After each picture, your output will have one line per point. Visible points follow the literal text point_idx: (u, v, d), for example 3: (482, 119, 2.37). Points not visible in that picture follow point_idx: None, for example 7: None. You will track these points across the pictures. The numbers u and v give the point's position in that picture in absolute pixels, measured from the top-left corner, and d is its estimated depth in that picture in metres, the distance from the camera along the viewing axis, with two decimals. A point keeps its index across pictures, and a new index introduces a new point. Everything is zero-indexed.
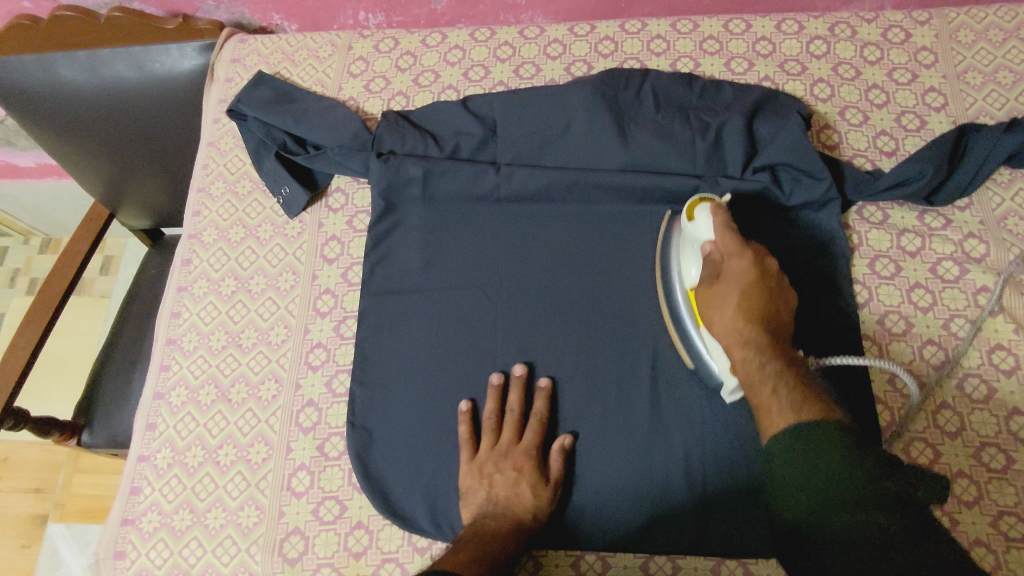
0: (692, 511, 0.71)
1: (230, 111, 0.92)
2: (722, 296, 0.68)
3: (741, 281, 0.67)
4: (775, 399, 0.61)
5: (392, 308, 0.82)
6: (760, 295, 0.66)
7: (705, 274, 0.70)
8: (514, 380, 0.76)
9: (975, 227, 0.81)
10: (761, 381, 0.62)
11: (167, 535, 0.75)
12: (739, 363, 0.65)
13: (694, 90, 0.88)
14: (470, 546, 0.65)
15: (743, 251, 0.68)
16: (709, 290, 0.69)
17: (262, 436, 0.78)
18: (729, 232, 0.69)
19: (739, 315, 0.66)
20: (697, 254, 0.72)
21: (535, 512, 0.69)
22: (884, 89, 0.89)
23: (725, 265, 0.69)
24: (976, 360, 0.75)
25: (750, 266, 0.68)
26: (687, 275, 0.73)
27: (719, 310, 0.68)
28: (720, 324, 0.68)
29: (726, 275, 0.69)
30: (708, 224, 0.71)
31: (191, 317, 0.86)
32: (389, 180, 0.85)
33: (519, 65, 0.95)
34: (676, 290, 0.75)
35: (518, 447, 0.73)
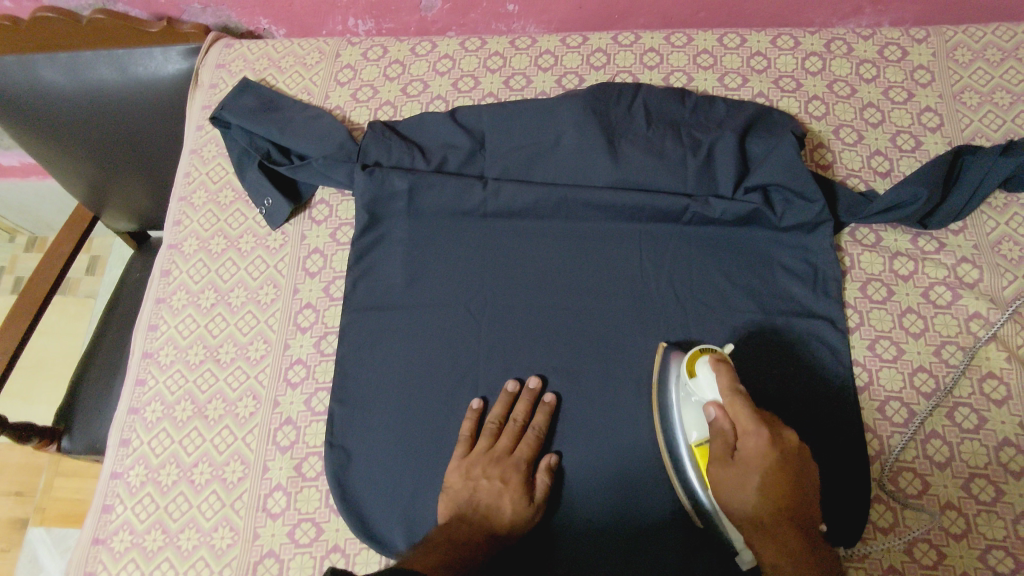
0: (675, 540, 0.70)
1: (212, 118, 0.90)
2: (737, 480, 0.62)
3: (758, 466, 0.61)
4: None
5: (373, 325, 0.80)
6: (782, 481, 0.60)
7: (715, 447, 0.65)
8: (525, 392, 0.75)
9: (968, 252, 0.80)
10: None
11: (138, 555, 0.73)
12: (768, 569, 0.59)
13: (686, 106, 0.86)
14: (436, 550, 0.64)
15: (758, 425, 0.62)
16: (725, 470, 0.63)
17: (239, 455, 0.76)
18: (740, 402, 0.63)
19: (757, 499, 0.61)
20: (703, 415, 0.67)
21: (509, 527, 0.68)
22: (879, 108, 0.88)
23: (739, 442, 0.63)
24: (967, 389, 0.74)
25: (768, 446, 0.61)
26: (689, 437, 0.68)
27: (737, 497, 0.62)
28: (739, 513, 0.62)
29: (742, 456, 0.63)
30: (713, 383, 0.65)
31: (169, 330, 0.84)
32: (373, 193, 0.83)
33: (509, 76, 0.93)
34: (679, 444, 0.69)
35: (510, 458, 0.71)
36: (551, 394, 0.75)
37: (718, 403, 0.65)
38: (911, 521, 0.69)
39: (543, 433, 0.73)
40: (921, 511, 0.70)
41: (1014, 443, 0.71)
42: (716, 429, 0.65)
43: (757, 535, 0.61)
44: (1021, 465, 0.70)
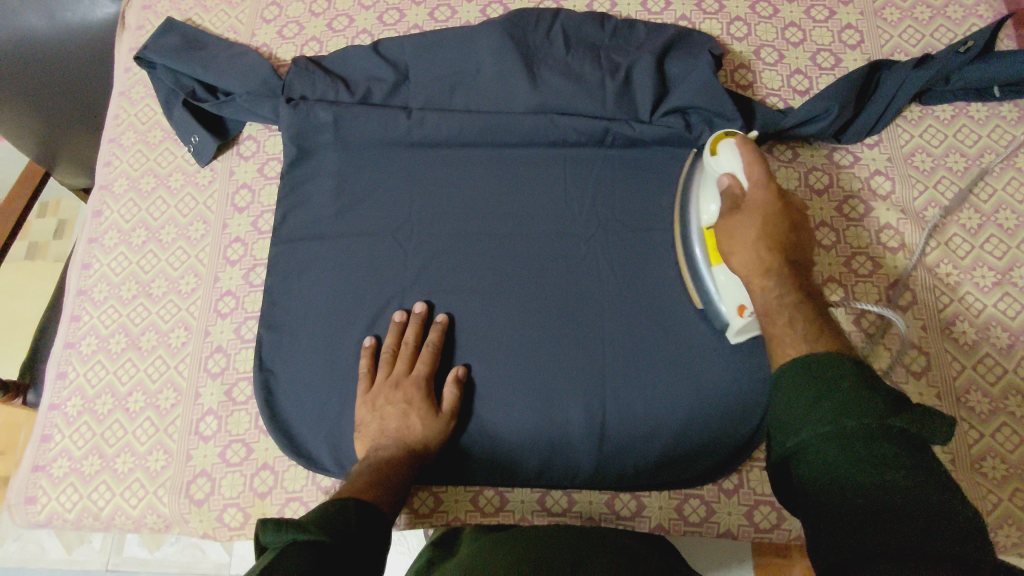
0: (589, 450, 0.72)
1: (136, 58, 0.90)
2: (743, 225, 0.63)
3: (764, 211, 0.62)
4: (789, 332, 0.58)
5: (299, 255, 0.82)
6: (779, 223, 0.62)
7: (723, 206, 0.65)
8: (413, 318, 0.76)
9: (882, 164, 0.81)
10: (775, 312, 0.60)
11: (77, 479, 0.76)
12: (760, 295, 0.62)
13: (607, 30, 0.86)
14: (365, 476, 0.66)
15: (768, 181, 0.63)
16: (729, 221, 0.64)
17: (172, 383, 0.79)
18: (755, 164, 0.64)
19: (761, 246, 0.61)
20: (714, 188, 0.68)
21: (423, 441, 0.70)
22: (801, 27, 0.88)
23: (747, 197, 0.64)
24: (874, 296, 0.76)
25: (767, 185, 0.63)
26: (705, 211, 0.69)
27: (738, 247, 0.63)
28: (738, 253, 0.63)
29: (748, 206, 0.63)
30: (732, 155, 0.65)
31: (102, 268, 0.85)
32: (300, 125, 0.84)
33: (434, 8, 0.93)
34: (693, 223, 0.72)
35: (409, 378, 0.72)
36: (442, 314, 0.77)
37: (733, 172, 0.65)
38: None
39: (438, 348, 0.74)
40: None
41: (916, 345, 0.73)
42: (723, 194, 0.65)
43: (758, 258, 0.61)
44: (923, 365, 0.72)
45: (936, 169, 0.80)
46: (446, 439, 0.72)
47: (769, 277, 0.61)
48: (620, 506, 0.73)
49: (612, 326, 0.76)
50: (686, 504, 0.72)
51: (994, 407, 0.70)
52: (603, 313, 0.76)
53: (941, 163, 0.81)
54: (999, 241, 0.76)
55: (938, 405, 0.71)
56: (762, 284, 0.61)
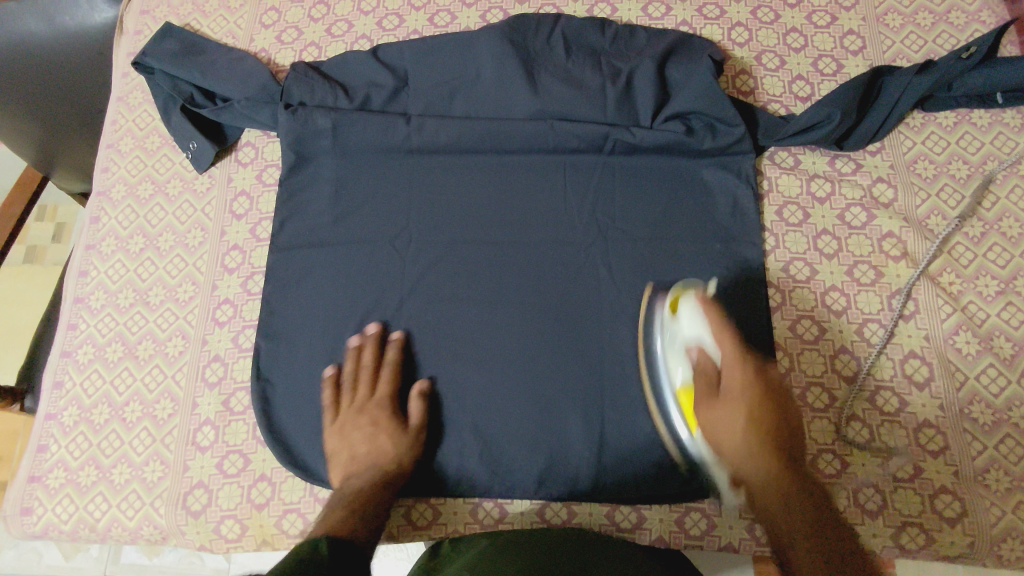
0: (589, 462, 0.72)
1: (135, 64, 0.90)
2: (724, 419, 0.63)
3: (745, 391, 0.64)
4: (794, 525, 0.58)
5: (297, 263, 0.81)
6: (765, 412, 0.63)
7: (698, 387, 0.66)
8: (368, 341, 0.75)
9: (884, 172, 0.81)
10: (778, 514, 0.59)
11: (73, 490, 0.75)
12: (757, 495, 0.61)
13: (607, 35, 0.86)
14: (343, 504, 0.64)
15: (739, 354, 0.65)
16: (708, 411, 0.64)
17: (169, 393, 0.78)
18: (725, 335, 0.65)
19: (747, 443, 0.62)
20: (682, 355, 0.69)
21: (396, 460, 0.70)
22: (803, 33, 0.88)
23: (722, 376, 0.65)
24: (877, 305, 0.75)
25: (740, 361, 0.65)
26: (675, 375, 0.70)
27: (724, 429, 0.63)
28: (721, 423, 0.63)
29: (726, 398, 0.64)
30: (695, 321, 0.67)
31: (99, 276, 0.85)
32: (298, 132, 0.83)
33: (434, 13, 0.93)
34: (661, 382, 0.71)
35: (373, 400, 0.72)
36: (396, 332, 0.77)
37: (702, 343, 0.67)
38: (817, 435, 0.71)
39: (398, 367, 0.74)
40: (826, 423, 0.71)
41: (919, 355, 0.73)
42: (697, 369, 0.67)
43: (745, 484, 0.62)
44: (925, 376, 0.72)
45: (938, 176, 0.80)
46: (420, 453, 0.72)
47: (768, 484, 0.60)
48: (620, 518, 0.73)
49: (613, 336, 0.75)
50: (687, 517, 0.72)
51: (997, 417, 0.70)
52: (603, 323, 0.76)
53: (943, 170, 0.80)
54: (1002, 250, 0.76)
55: (941, 416, 0.70)
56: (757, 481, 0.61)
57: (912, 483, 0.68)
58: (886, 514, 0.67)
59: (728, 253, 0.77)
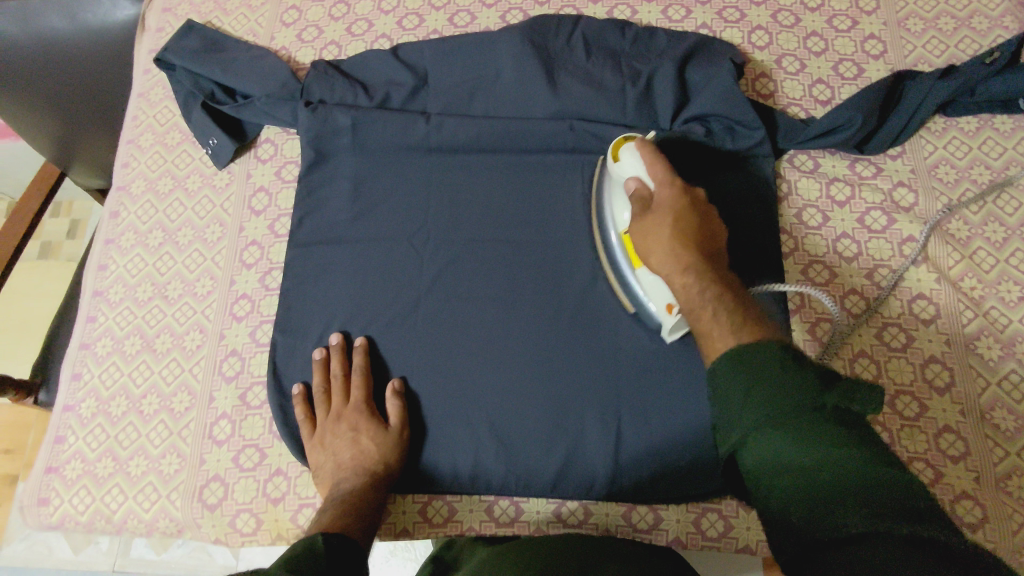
0: (605, 461, 0.71)
1: (157, 60, 0.90)
2: (654, 227, 0.63)
3: (672, 207, 0.63)
4: (715, 325, 0.56)
5: (315, 259, 0.81)
6: (687, 218, 0.63)
7: (633, 210, 0.66)
8: (333, 351, 0.76)
9: (905, 176, 0.80)
10: (701, 313, 0.58)
11: (90, 482, 0.75)
12: (681, 292, 0.60)
13: (627, 37, 0.86)
14: (332, 510, 0.65)
15: (670, 176, 0.65)
16: (641, 224, 0.64)
17: (186, 386, 0.78)
18: (657, 162, 0.66)
19: (674, 241, 0.62)
20: (624, 194, 0.70)
21: (382, 461, 0.70)
22: (823, 37, 0.88)
23: (655, 196, 0.65)
24: (897, 309, 0.75)
25: (671, 178, 0.65)
26: (620, 219, 0.71)
27: (650, 240, 0.63)
28: (653, 244, 0.63)
29: (658, 206, 0.64)
30: (635, 158, 0.68)
31: (118, 270, 0.85)
32: (317, 129, 0.84)
33: (454, 13, 0.93)
34: (612, 235, 0.73)
35: (348, 407, 0.73)
36: (360, 338, 0.77)
37: (638, 174, 0.67)
38: None
39: (366, 371, 0.75)
40: None
41: (939, 360, 0.72)
42: (632, 197, 0.67)
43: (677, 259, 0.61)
44: (946, 381, 0.71)
45: (960, 181, 0.79)
46: (405, 452, 0.72)
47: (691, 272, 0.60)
48: (637, 519, 0.72)
49: (631, 336, 0.75)
50: (704, 518, 0.71)
51: (1020, 424, 0.69)
52: (622, 324, 0.76)
53: (965, 175, 0.80)
54: None
55: (963, 421, 0.70)
56: (683, 287, 0.60)
57: (932, 489, 0.68)
58: None
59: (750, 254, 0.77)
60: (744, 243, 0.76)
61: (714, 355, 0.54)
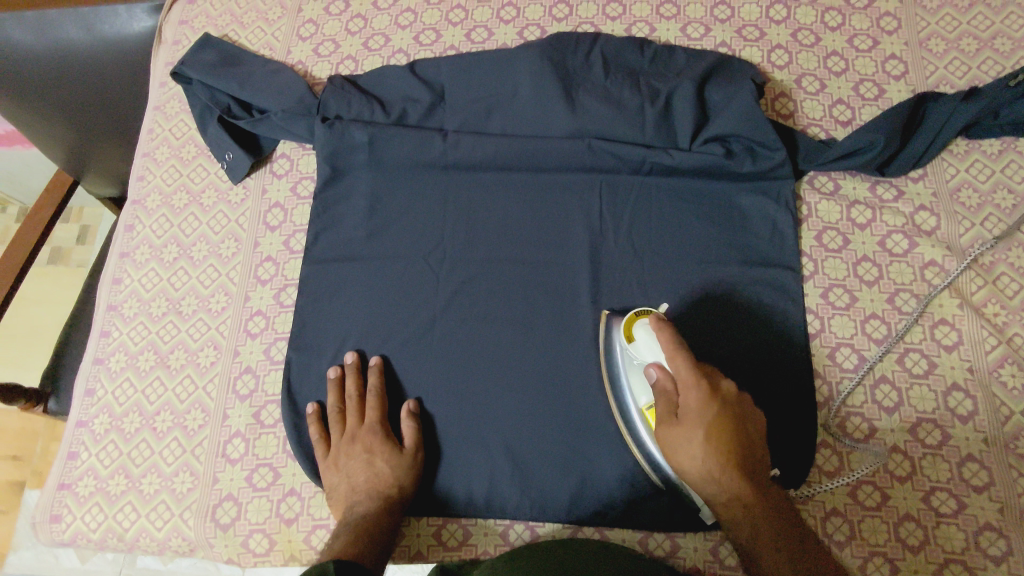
0: (621, 487, 0.71)
1: (174, 73, 0.90)
2: (688, 439, 0.60)
3: (705, 417, 0.60)
4: (777, 572, 0.57)
5: (330, 277, 0.81)
6: (725, 433, 0.60)
7: (659, 409, 0.63)
8: (348, 370, 0.75)
9: (927, 200, 0.79)
10: (757, 549, 0.59)
11: (102, 499, 0.75)
12: (731, 524, 0.60)
13: (646, 55, 0.86)
14: (344, 535, 0.64)
15: (699, 382, 0.61)
16: (672, 432, 0.61)
17: (200, 404, 0.78)
18: (683, 362, 0.61)
19: (713, 455, 0.59)
20: (644, 377, 0.66)
21: (396, 484, 0.70)
22: (844, 56, 0.87)
23: (682, 401, 0.61)
24: (919, 334, 0.74)
25: (701, 381, 0.61)
26: (640, 399, 0.67)
27: (685, 456, 0.60)
28: (688, 457, 0.60)
29: (686, 413, 0.61)
30: (652, 346, 0.65)
31: (132, 284, 0.85)
32: (334, 145, 0.83)
33: (471, 29, 0.93)
34: (629, 408, 0.68)
35: (363, 428, 0.73)
36: (375, 357, 0.77)
37: (662, 366, 0.64)
38: (856, 464, 0.70)
39: (381, 392, 0.74)
40: (867, 453, 0.70)
41: (962, 387, 0.71)
42: (658, 393, 0.63)
43: (723, 488, 0.60)
44: (969, 409, 0.70)
45: (983, 205, 0.78)
46: (419, 475, 0.72)
47: (739, 499, 0.59)
48: (654, 544, 0.71)
49: None
50: (722, 546, 0.70)
51: None
52: None
53: (988, 199, 0.79)
54: None
55: (986, 450, 0.68)
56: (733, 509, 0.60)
57: (955, 519, 0.67)
58: (928, 549, 0.66)
59: (769, 277, 0.76)
60: (769, 382, 0.72)
61: None
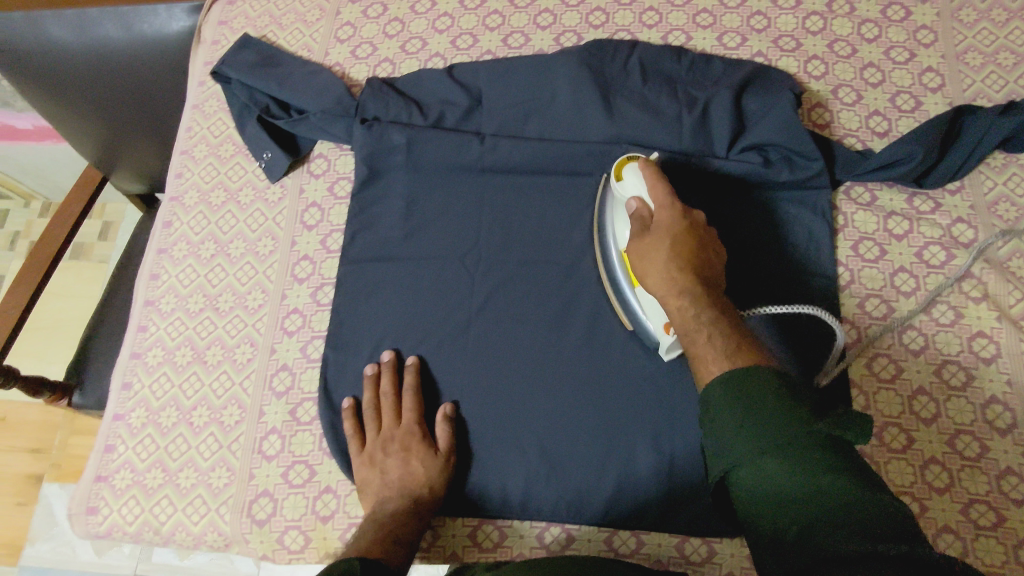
0: (656, 491, 0.71)
1: (214, 73, 0.91)
2: (653, 249, 0.66)
3: (672, 230, 0.66)
4: (709, 347, 0.59)
5: (367, 276, 0.81)
6: (686, 240, 0.65)
7: (633, 229, 0.69)
8: (385, 367, 0.76)
9: (965, 212, 0.80)
10: (695, 335, 0.61)
11: (139, 492, 0.76)
12: (677, 316, 0.63)
13: (683, 63, 0.86)
14: (375, 533, 0.65)
15: (671, 202, 0.67)
16: (642, 243, 0.67)
17: (236, 399, 0.79)
18: (659, 187, 0.68)
19: (672, 261, 0.64)
20: (625, 211, 0.72)
21: (429, 484, 0.70)
22: (880, 68, 0.87)
23: (654, 218, 0.68)
24: (957, 346, 0.74)
25: (673, 201, 0.67)
26: (621, 235, 0.73)
27: (650, 259, 0.66)
28: (651, 262, 0.66)
29: (656, 228, 0.67)
30: (636, 180, 0.70)
31: (170, 279, 0.86)
32: (373, 147, 0.85)
33: (508, 34, 0.94)
34: (612, 249, 0.75)
35: (400, 428, 0.73)
36: (413, 357, 0.77)
37: (639, 197, 0.70)
38: (894, 474, 0.70)
39: (418, 391, 0.75)
40: (904, 464, 0.70)
41: (1001, 400, 0.71)
42: (633, 217, 0.69)
43: (677, 287, 0.63)
44: (1007, 422, 0.70)
45: (1021, 219, 0.79)
46: (451, 477, 0.72)
47: (687, 295, 0.63)
48: (690, 550, 0.71)
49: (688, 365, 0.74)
50: None
51: None
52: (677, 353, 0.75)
53: None
54: None
55: None
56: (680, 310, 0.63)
57: (995, 533, 0.66)
58: (967, 561, 0.66)
59: (805, 285, 0.76)
60: (748, 260, 0.77)
61: (710, 372, 0.58)
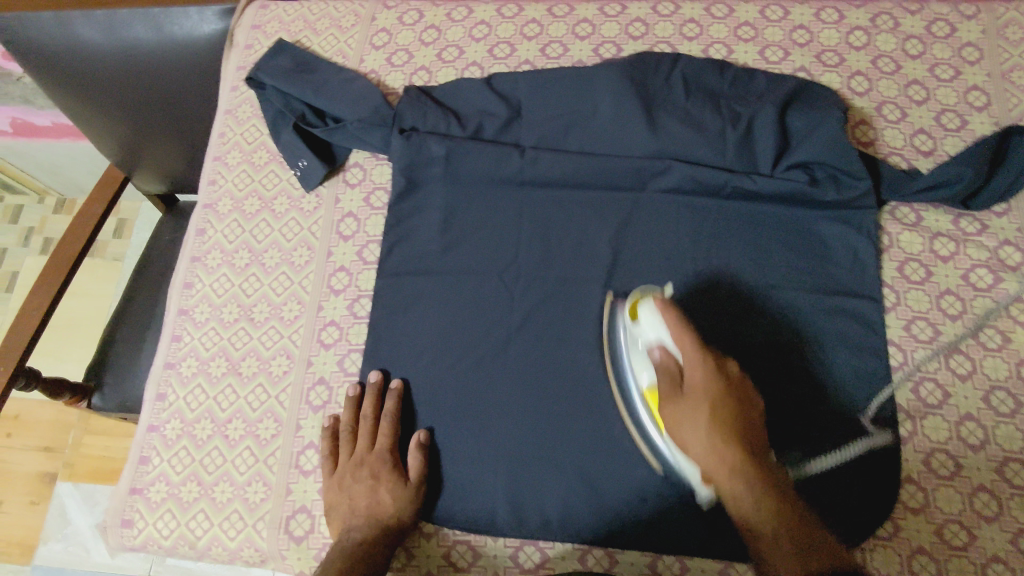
0: (700, 514, 0.70)
1: (248, 78, 0.90)
2: (689, 415, 0.65)
3: (706, 394, 0.64)
4: (774, 548, 0.58)
5: (405, 290, 0.80)
6: (725, 404, 0.64)
7: (663, 385, 0.68)
8: (368, 389, 0.76)
9: (1011, 235, 0.79)
10: (755, 525, 0.60)
11: (174, 506, 0.75)
12: (728, 496, 0.62)
13: (726, 78, 0.85)
14: (339, 561, 0.64)
15: (702, 358, 0.66)
16: (676, 408, 0.66)
17: (272, 412, 0.78)
18: (687, 340, 0.67)
19: (713, 430, 0.63)
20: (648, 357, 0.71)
21: (395, 514, 0.70)
22: (925, 85, 0.86)
23: (685, 375, 0.67)
24: (1005, 372, 0.73)
25: (701, 354, 0.66)
26: (642, 377, 0.72)
27: (689, 427, 0.65)
28: (689, 433, 0.65)
29: (688, 390, 0.66)
30: (656, 324, 0.69)
31: (204, 288, 0.85)
32: (411, 157, 0.83)
33: (546, 44, 0.93)
34: (629, 387, 0.74)
35: (372, 454, 0.73)
36: (396, 380, 0.77)
37: (663, 344, 0.69)
38: (942, 501, 0.69)
39: (397, 417, 0.74)
40: (952, 491, 0.69)
41: None
42: (660, 369, 0.68)
43: (725, 459, 0.62)
44: None
45: None
46: (420, 506, 0.72)
47: (736, 471, 0.61)
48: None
49: None
50: None
51: None
52: None
53: None
54: None
55: None
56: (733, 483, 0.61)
57: None
58: None
59: (851, 306, 0.76)
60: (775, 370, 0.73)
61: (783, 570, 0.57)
